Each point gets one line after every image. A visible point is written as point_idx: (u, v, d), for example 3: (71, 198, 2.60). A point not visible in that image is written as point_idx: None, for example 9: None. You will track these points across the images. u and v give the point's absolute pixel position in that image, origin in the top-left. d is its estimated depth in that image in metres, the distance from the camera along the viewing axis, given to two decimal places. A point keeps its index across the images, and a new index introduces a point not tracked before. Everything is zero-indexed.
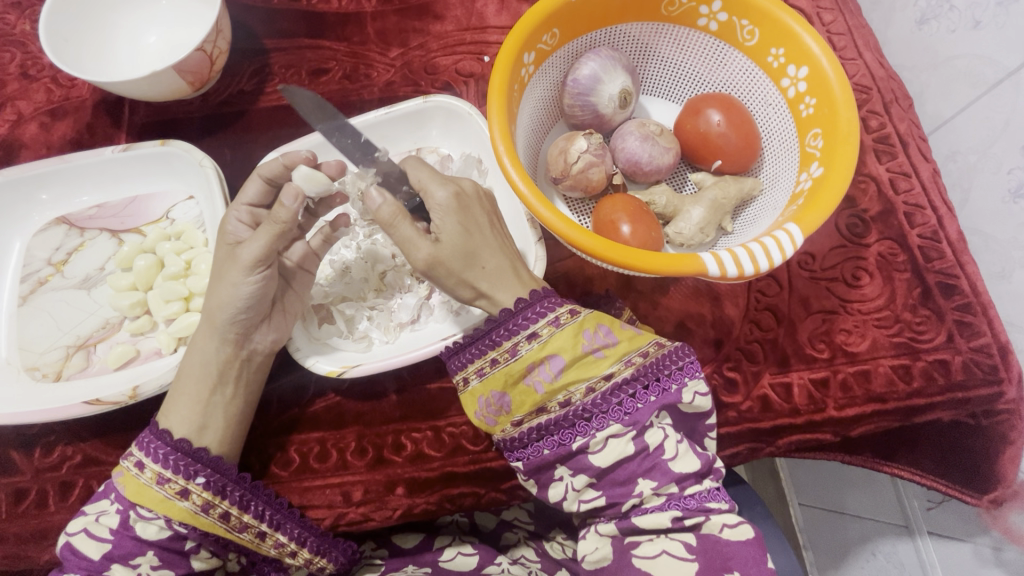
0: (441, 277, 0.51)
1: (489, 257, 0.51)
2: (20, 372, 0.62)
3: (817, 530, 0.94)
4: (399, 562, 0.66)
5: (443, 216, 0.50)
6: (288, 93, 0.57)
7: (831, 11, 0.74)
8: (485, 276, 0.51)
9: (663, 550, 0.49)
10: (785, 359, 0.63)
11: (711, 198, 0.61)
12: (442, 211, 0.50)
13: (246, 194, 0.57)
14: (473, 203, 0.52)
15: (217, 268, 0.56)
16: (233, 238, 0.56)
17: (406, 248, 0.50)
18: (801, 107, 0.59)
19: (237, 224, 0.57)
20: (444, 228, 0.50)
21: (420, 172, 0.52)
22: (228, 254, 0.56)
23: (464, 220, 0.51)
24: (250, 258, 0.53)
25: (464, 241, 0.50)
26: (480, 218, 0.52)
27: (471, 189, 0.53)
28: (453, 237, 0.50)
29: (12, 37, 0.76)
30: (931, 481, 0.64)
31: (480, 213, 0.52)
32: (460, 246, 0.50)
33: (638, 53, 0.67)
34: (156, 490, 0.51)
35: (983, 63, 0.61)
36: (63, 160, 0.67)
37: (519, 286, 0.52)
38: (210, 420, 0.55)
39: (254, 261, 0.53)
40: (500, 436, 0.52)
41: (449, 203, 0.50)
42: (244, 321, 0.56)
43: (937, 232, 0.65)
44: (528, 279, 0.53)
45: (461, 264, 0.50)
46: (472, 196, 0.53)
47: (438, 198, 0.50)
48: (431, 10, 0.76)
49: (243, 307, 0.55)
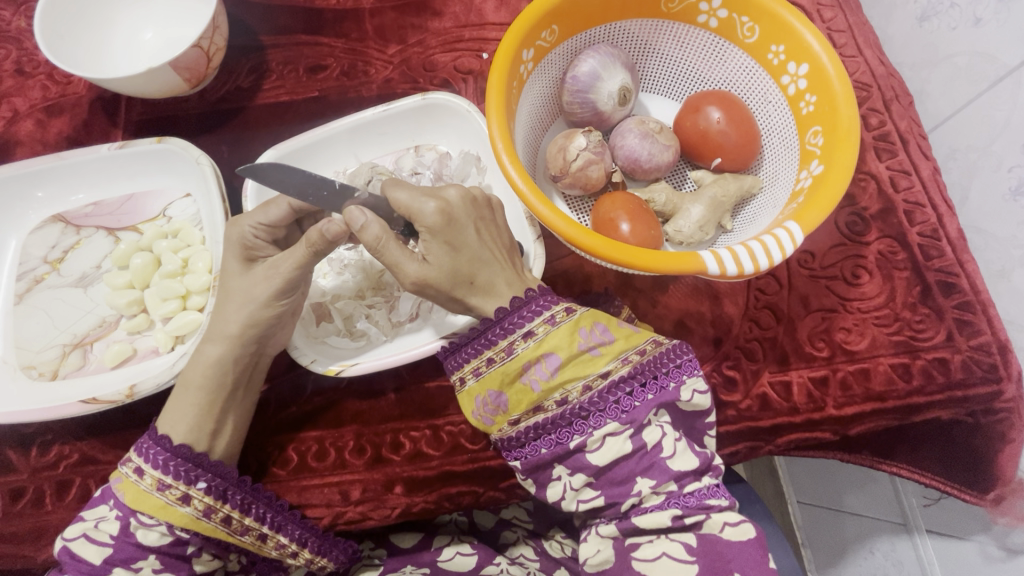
0: (431, 293, 0.52)
1: (480, 270, 0.51)
2: (17, 371, 0.62)
3: (815, 528, 0.95)
4: (398, 562, 0.66)
5: (429, 238, 0.50)
6: (248, 171, 0.47)
7: (832, 8, 0.73)
8: (477, 289, 0.51)
9: (663, 552, 0.49)
10: (784, 358, 0.62)
11: (711, 196, 0.60)
12: (429, 230, 0.49)
13: (267, 215, 0.54)
14: (460, 218, 0.50)
15: (237, 281, 0.55)
16: (252, 249, 0.56)
17: (397, 270, 0.51)
18: (802, 105, 0.59)
19: (256, 239, 0.55)
20: (432, 250, 0.50)
21: (401, 192, 0.51)
22: (259, 270, 0.55)
23: (451, 237, 0.50)
24: (279, 285, 0.54)
25: (452, 259, 0.50)
26: (469, 233, 0.51)
27: (458, 202, 0.51)
28: (439, 255, 0.50)
29: (8, 33, 0.76)
30: (929, 478, 0.64)
31: (469, 228, 0.50)
32: (448, 265, 0.50)
33: (637, 51, 0.67)
34: (156, 497, 0.51)
35: (983, 60, 0.61)
36: (59, 157, 0.67)
37: (511, 292, 0.52)
38: (223, 426, 0.55)
39: (284, 285, 0.54)
40: (497, 436, 0.52)
41: (435, 223, 0.49)
42: (267, 332, 0.56)
43: (937, 230, 0.65)
44: (520, 283, 0.53)
45: (452, 282, 0.51)
46: (459, 209, 0.51)
47: (424, 217, 0.49)
48: (430, 6, 0.75)
49: (268, 324, 0.55)
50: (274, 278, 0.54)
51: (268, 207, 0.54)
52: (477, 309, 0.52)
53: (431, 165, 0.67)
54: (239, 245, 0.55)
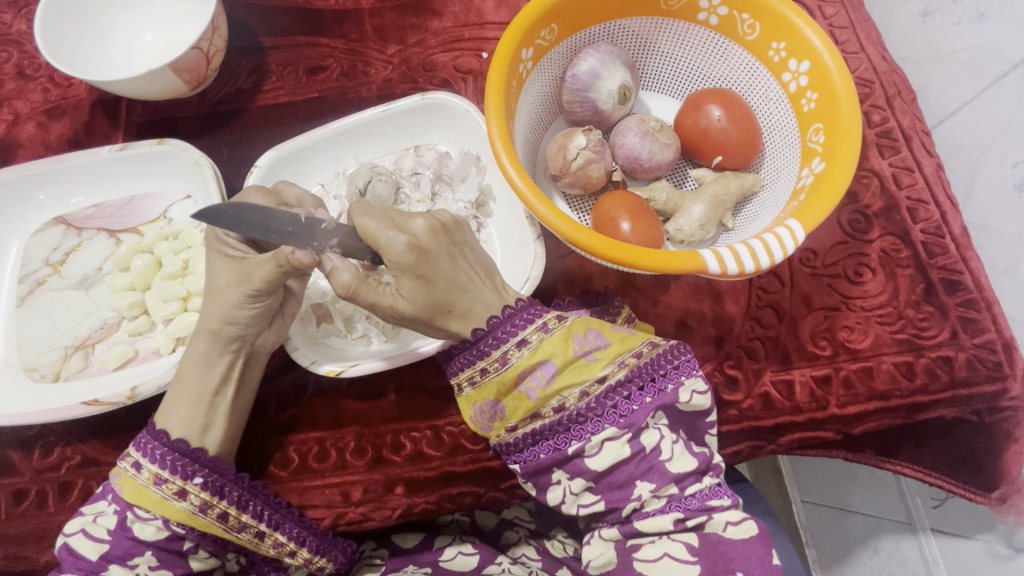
0: (414, 325, 0.52)
1: (458, 298, 0.50)
2: (18, 373, 0.62)
3: (820, 527, 0.94)
4: (400, 562, 0.66)
5: (398, 274, 0.49)
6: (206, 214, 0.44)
7: (833, 5, 0.73)
8: (456, 317, 0.51)
9: (665, 552, 0.48)
10: (786, 356, 0.62)
11: (711, 194, 0.60)
12: (399, 267, 0.48)
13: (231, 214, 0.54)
14: (431, 249, 0.49)
15: (217, 280, 0.55)
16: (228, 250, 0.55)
17: (375, 307, 0.51)
18: (803, 102, 0.59)
19: (226, 238, 0.55)
20: (404, 286, 0.49)
21: (369, 220, 0.49)
22: (231, 269, 0.54)
23: (423, 270, 0.49)
24: (252, 289, 0.52)
25: (427, 292, 0.49)
26: (441, 264, 0.50)
27: (427, 233, 0.50)
28: (412, 291, 0.49)
29: (9, 36, 0.76)
30: (935, 478, 0.63)
31: (442, 259, 0.50)
32: (422, 299, 0.50)
33: (637, 49, 0.66)
34: (153, 491, 0.51)
35: (987, 56, 0.60)
36: (60, 160, 0.67)
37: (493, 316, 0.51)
38: (213, 420, 0.55)
39: (254, 290, 0.52)
40: (496, 441, 0.53)
41: (404, 259, 0.48)
42: (248, 330, 0.55)
43: (941, 227, 0.64)
44: (501, 303, 0.52)
45: (429, 314, 0.50)
46: (429, 241, 0.50)
47: (392, 253, 0.48)
48: (429, 6, 0.75)
49: (248, 323, 0.54)
50: (247, 280, 0.52)
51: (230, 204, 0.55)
52: (458, 336, 0.52)
53: (430, 165, 0.67)
54: (211, 241, 0.55)
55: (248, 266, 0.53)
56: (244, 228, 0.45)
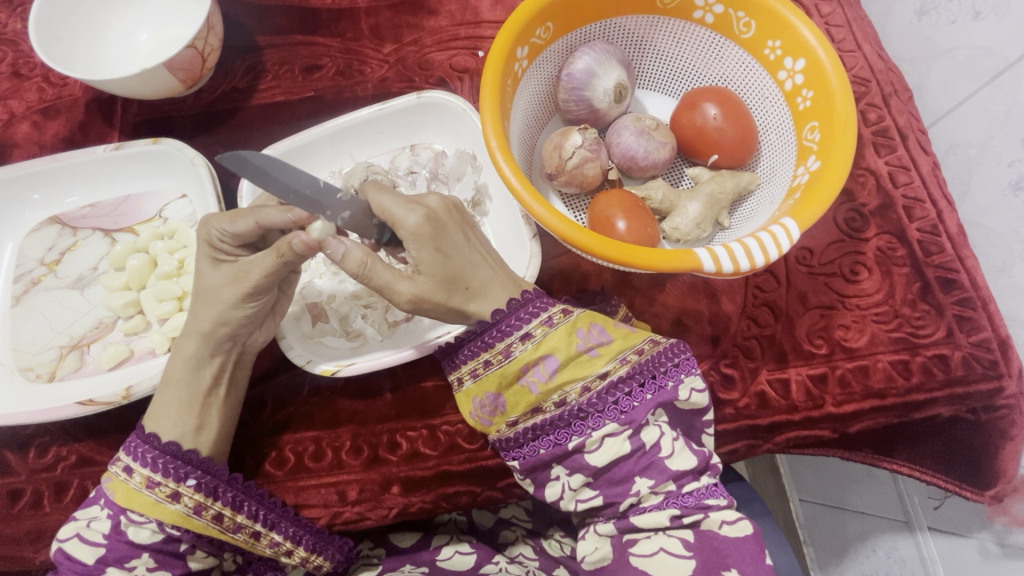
0: (432, 309, 0.50)
1: (473, 273, 0.50)
2: (14, 373, 0.62)
3: (818, 526, 0.94)
4: (397, 561, 0.66)
5: (418, 246, 0.48)
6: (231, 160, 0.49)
7: (830, 3, 0.73)
8: (473, 294, 0.50)
9: (660, 548, 0.49)
10: (782, 355, 0.62)
11: (708, 193, 0.60)
12: (416, 238, 0.48)
13: (235, 227, 0.52)
14: (446, 222, 0.50)
15: (208, 283, 0.54)
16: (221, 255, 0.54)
17: (389, 290, 0.49)
18: (798, 101, 0.59)
19: (222, 245, 0.53)
20: (423, 259, 0.48)
21: (385, 197, 0.50)
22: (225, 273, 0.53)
23: (439, 243, 0.49)
24: (249, 287, 0.52)
25: (444, 266, 0.49)
26: (456, 238, 0.50)
27: (442, 207, 0.51)
28: (430, 265, 0.48)
29: (3, 35, 0.76)
30: (929, 476, 0.63)
31: (456, 233, 0.50)
32: (440, 274, 0.49)
33: (633, 47, 0.66)
34: (145, 495, 0.51)
35: (983, 54, 0.60)
36: (55, 159, 0.67)
37: (509, 294, 0.51)
38: (206, 421, 0.55)
39: (250, 288, 0.52)
40: (496, 436, 0.52)
41: (422, 229, 0.48)
42: (242, 330, 0.55)
43: (937, 226, 0.64)
44: (514, 285, 0.52)
45: (448, 290, 0.49)
46: (444, 215, 0.50)
47: (410, 224, 0.48)
48: (425, 5, 0.75)
49: (241, 324, 0.55)
50: (242, 279, 0.52)
51: (234, 216, 0.52)
52: (476, 316, 0.51)
53: (426, 164, 0.68)
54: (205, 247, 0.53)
55: (243, 265, 0.52)
56: (267, 181, 0.49)
